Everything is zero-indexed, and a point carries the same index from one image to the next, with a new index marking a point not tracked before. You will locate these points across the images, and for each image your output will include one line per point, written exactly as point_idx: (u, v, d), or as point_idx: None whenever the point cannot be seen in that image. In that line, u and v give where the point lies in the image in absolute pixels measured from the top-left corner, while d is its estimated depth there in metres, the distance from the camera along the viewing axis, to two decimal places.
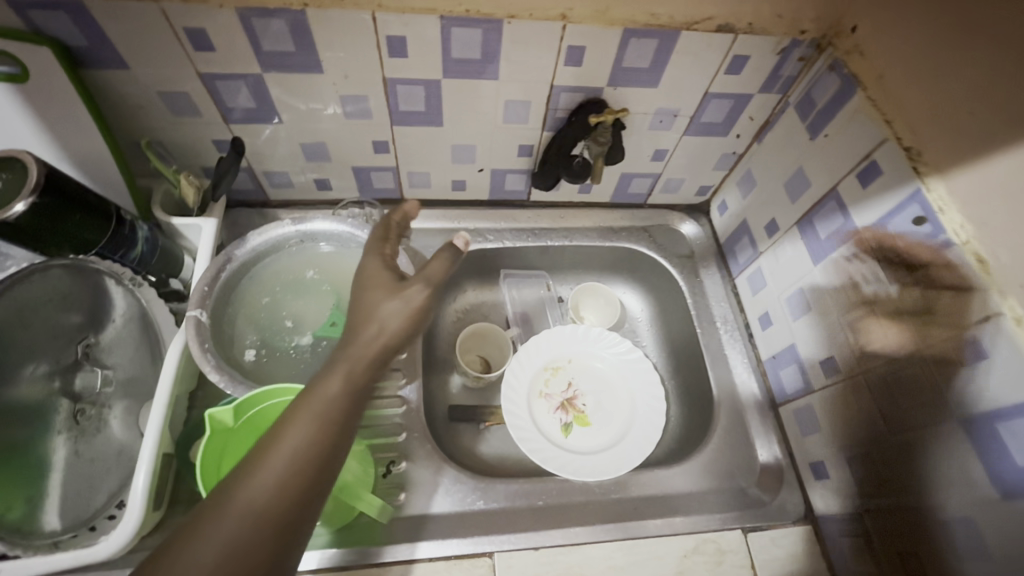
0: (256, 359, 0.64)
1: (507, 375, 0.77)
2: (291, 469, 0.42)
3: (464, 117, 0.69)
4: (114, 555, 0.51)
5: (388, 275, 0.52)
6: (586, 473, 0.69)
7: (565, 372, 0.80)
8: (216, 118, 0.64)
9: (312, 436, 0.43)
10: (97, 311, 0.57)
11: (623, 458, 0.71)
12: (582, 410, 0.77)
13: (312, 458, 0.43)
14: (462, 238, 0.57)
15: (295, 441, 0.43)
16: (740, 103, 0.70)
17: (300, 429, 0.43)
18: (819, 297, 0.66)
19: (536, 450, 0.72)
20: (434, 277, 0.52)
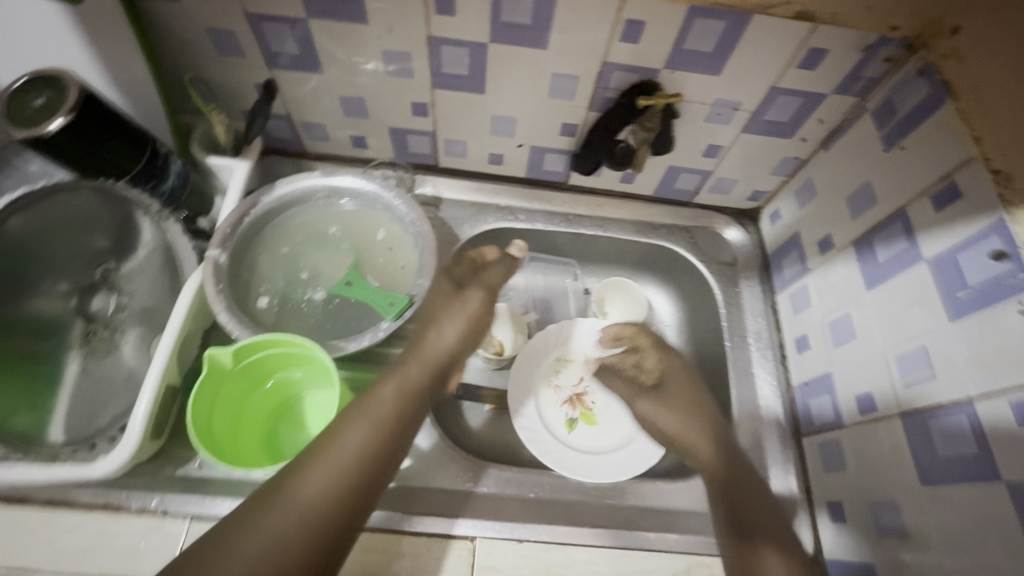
0: (269, 306, 0.64)
1: (519, 360, 0.77)
2: (341, 468, 0.54)
3: (509, 87, 0.65)
4: (110, 476, 0.51)
5: (451, 287, 0.76)
6: (583, 472, 0.68)
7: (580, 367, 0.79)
8: (260, 61, 0.64)
9: (362, 442, 0.56)
10: (124, 239, 0.59)
11: (625, 467, 0.70)
12: (590, 407, 0.77)
13: (356, 466, 0.55)
14: (517, 248, 0.76)
15: (347, 446, 0.55)
16: (810, 103, 0.64)
17: (352, 436, 0.56)
18: (865, 325, 0.60)
19: (535, 441, 0.72)
20: (491, 283, 0.75)
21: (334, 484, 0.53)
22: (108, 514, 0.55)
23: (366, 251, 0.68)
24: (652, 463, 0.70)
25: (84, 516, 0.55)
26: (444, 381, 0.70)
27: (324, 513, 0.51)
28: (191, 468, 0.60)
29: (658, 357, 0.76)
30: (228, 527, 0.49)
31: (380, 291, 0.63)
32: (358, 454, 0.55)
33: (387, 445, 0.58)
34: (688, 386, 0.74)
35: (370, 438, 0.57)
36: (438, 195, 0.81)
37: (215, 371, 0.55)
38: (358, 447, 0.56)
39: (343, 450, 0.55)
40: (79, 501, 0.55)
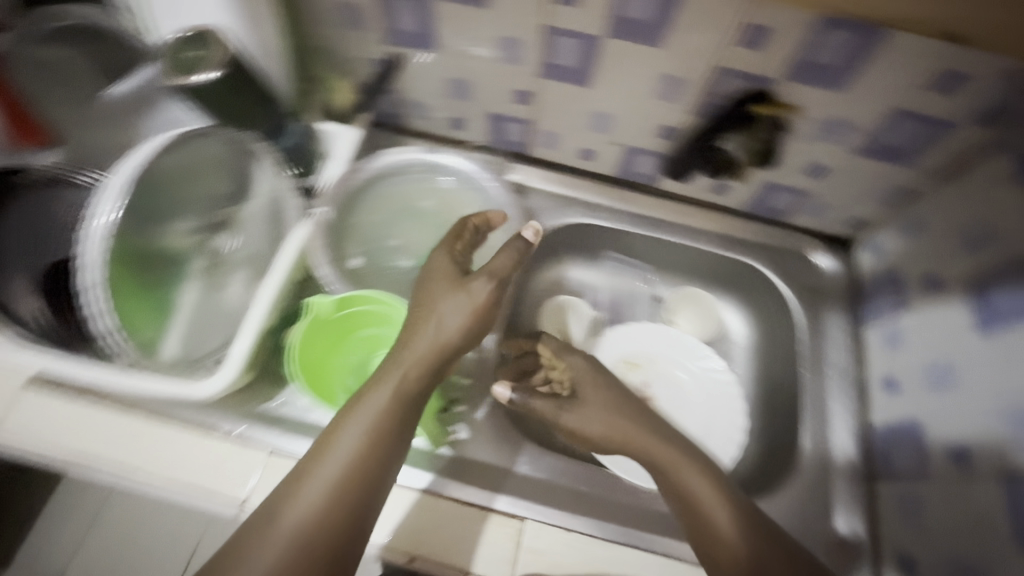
0: (359, 267, 0.68)
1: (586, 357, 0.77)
2: (336, 477, 0.50)
3: (615, 82, 0.66)
4: (208, 398, 0.55)
5: (454, 271, 0.59)
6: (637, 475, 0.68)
7: (643, 370, 0.78)
8: (381, 37, 0.67)
9: (359, 446, 0.51)
10: (244, 186, 0.64)
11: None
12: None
13: (352, 474, 0.50)
14: (532, 230, 0.61)
15: (343, 451, 0.51)
16: (936, 132, 0.60)
17: (348, 441, 0.52)
18: (969, 374, 0.56)
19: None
20: (498, 271, 0.59)
21: (329, 498, 0.49)
22: (200, 433, 0.60)
23: (454, 228, 0.71)
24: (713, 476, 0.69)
25: (179, 432, 0.60)
26: (445, 371, 0.58)
27: (322, 527, 0.48)
28: (272, 405, 0.65)
29: (577, 357, 0.69)
30: (230, 547, 0.48)
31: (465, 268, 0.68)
32: (355, 462, 0.51)
33: (384, 451, 0.52)
34: (593, 376, 0.67)
35: (368, 441, 0.52)
36: (524, 183, 0.82)
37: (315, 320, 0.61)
38: (352, 456, 0.51)
39: (338, 458, 0.51)
40: (178, 418, 0.61)
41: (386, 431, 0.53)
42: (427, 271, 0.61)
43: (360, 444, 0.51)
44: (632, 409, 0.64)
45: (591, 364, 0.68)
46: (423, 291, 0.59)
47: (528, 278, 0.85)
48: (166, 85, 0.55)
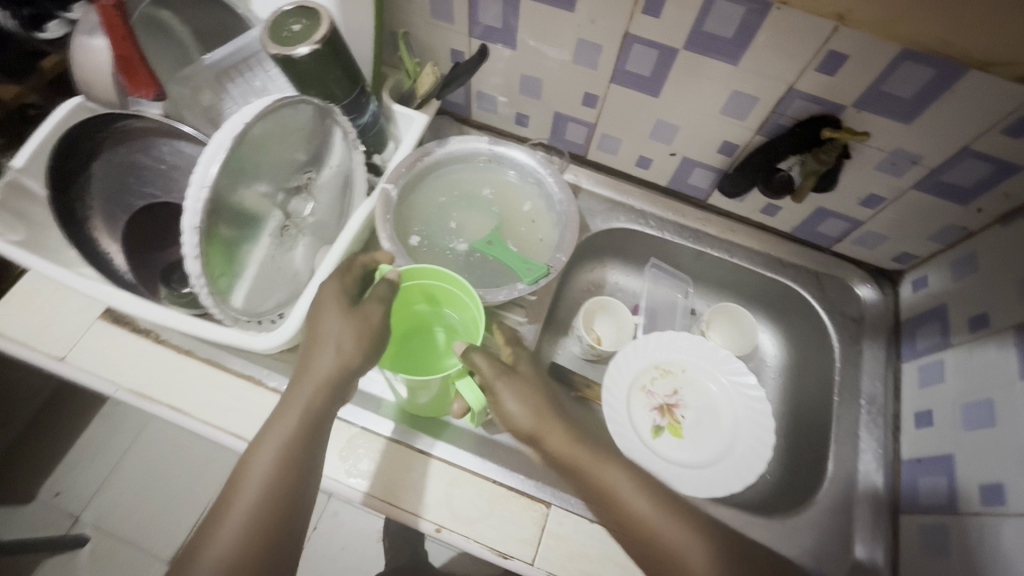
0: (417, 246, 0.70)
1: (618, 356, 0.77)
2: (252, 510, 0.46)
3: (684, 94, 0.67)
4: (264, 351, 0.60)
5: (342, 296, 0.56)
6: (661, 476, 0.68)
7: (674, 378, 0.78)
8: (463, 29, 0.70)
9: (270, 480, 0.48)
10: (322, 153, 0.65)
11: (706, 488, 0.68)
12: (678, 420, 0.75)
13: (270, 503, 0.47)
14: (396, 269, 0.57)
15: (254, 489, 0.47)
16: (1001, 173, 0.60)
17: (257, 476, 0.48)
18: (1010, 415, 0.56)
19: (622, 437, 0.72)
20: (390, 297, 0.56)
21: (237, 547, 0.45)
22: (252, 384, 0.64)
23: (511, 218, 0.73)
24: (733, 490, 0.68)
25: (233, 379, 0.64)
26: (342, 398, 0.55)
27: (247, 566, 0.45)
28: None
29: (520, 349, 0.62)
30: None
31: (520, 257, 0.67)
32: (265, 502, 0.47)
33: (292, 483, 0.48)
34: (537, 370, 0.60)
35: (280, 467, 0.48)
36: (577, 183, 0.85)
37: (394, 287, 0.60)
38: (262, 493, 0.47)
39: (248, 498, 0.47)
40: (232, 367, 0.65)
41: (293, 463, 0.49)
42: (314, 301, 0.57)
43: (268, 478, 0.48)
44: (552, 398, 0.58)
45: (530, 357, 0.61)
46: (313, 317, 0.56)
47: (570, 275, 0.87)
48: (264, 52, 0.59)
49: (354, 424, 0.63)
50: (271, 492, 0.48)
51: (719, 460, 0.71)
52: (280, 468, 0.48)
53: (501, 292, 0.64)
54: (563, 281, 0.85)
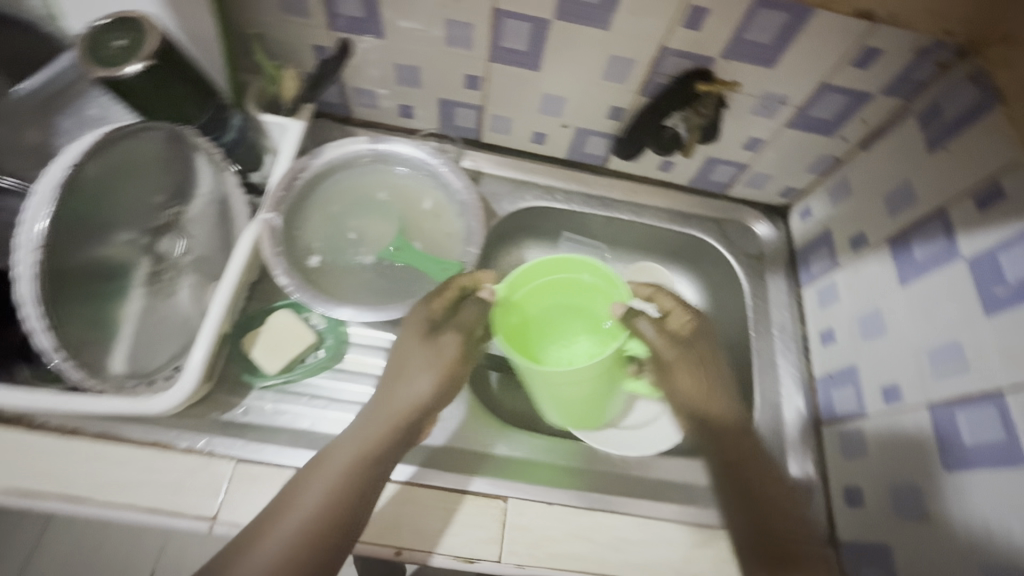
0: (319, 266, 0.64)
1: None
2: (299, 538, 0.48)
3: (564, 65, 0.67)
4: (164, 413, 0.53)
5: (421, 329, 0.57)
6: (610, 444, 0.70)
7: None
8: (322, 23, 0.65)
9: (318, 512, 0.49)
10: (187, 185, 0.60)
11: (650, 441, 0.71)
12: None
13: (314, 533, 0.48)
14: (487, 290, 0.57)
15: (301, 516, 0.49)
16: (855, 102, 0.66)
17: (308, 503, 0.49)
18: (897, 319, 0.62)
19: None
20: (463, 326, 0.57)
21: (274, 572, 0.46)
22: (159, 450, 0.57)
23: (413, 220, 0.69)
24: (676, 440, 0.71)
25: (134, 450, 0.57)
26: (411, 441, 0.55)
27: None
28: (236, 415, 0.62)
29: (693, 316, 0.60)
30: None
31: (430, 256, 0.64)
32: (311, 529, 0.48)
33: (341, 521, 0.49)
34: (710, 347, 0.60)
35: (331, 499, 0.49)
36: (478, 169, 0.82)
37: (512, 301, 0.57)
38: (309, 520, 0.48)
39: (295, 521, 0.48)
40: (130, 438, 0.57)
41: (345, 498, 0.50)
42: (403, 329, 0.58)
43: (320, 508, 0.49)
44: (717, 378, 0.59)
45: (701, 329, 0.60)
46: (396, 355, 0.57)
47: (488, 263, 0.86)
48: (88, 77, 0.51)
49: (285, 467, 0.58)
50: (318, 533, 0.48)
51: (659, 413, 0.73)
52: (334, 500, 0.49)
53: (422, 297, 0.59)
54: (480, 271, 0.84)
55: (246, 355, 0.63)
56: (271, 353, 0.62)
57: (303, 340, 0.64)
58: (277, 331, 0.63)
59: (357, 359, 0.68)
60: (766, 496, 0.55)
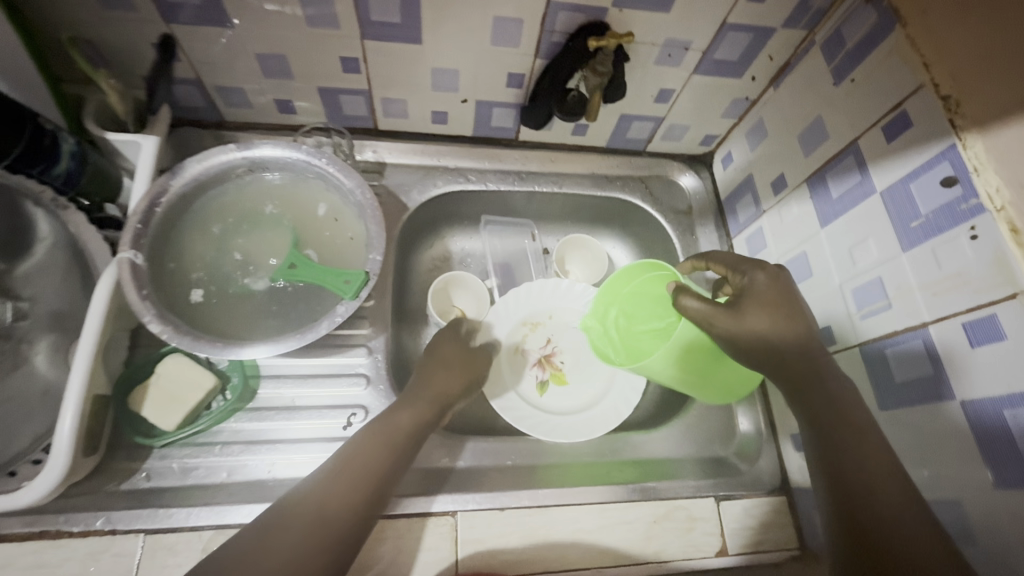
0: (205, 300, 0.56)
1: (484, 329, 0.74)
2: (366, 474, 0.47)
3: (447, 34, 0.60)
4: (38, 501, 0.47)
5: (460, 347, 0.65)
6: (559, 436, 0.67)
7: (543, 329, 0.77)
8: (153, 16, 0.55)
9: (380, 457, 0.49)
10: (19, 234, 0.50)
11: (599, 422, 0.69)
12: (560, 367, 0.75)
13: (379, 473, 0.48)
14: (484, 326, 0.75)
15: (368, 455, 0.48)
16: (760, 39, 0.62)
17: (372, 449, 0.49)
18: (822, 261, 0.60)
19: (509, 409, 0.69)
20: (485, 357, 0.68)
21: (346, 498, 0.45)
22: (47, 541, 0.50)
23: (309, 231, 0.62)
24: (625, 416, 0.70)
25: (17, 547, 0.49)
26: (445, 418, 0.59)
27: (348, 519, 0.44)
28: (138, 481, 0.55)
29: (761, 269, 0.55)
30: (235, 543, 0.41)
31: (330, 269, 0.56)
32: (376, 470, 0.48)
33: (405, 458, 0.51)
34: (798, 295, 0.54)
35: (391, 450, 0.50)
36: (380, 160, 0.75)
37: (604, 334, 0.71)
38: (375, 460, 0.48)
39: (361, 459, 0.48)
40: (9, 533, 0.50)
41: (401, 451, 0.51)
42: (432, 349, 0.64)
43: (381, 454, 0.49)
44: (809, 327, 0.52)
45: (778, 280, 0.54)
46: (431, 361, 0.61)
47: (409, 259, 0.79)
48: None
49: (204, 530, 0.52)
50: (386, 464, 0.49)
51: (604, 393, 0.73)
52: (393, 449, 0.50)
53: (324, 323, 0.54)
54: (401, 270, 0.77)
55: (137, 414, 0.55)
56: (165, 408, 0.55)
57: (201, 386, 0.56)
58: (170, 382, 0.56)
59: (270, 394, 0.61)
60: (850, 470, 0.46)
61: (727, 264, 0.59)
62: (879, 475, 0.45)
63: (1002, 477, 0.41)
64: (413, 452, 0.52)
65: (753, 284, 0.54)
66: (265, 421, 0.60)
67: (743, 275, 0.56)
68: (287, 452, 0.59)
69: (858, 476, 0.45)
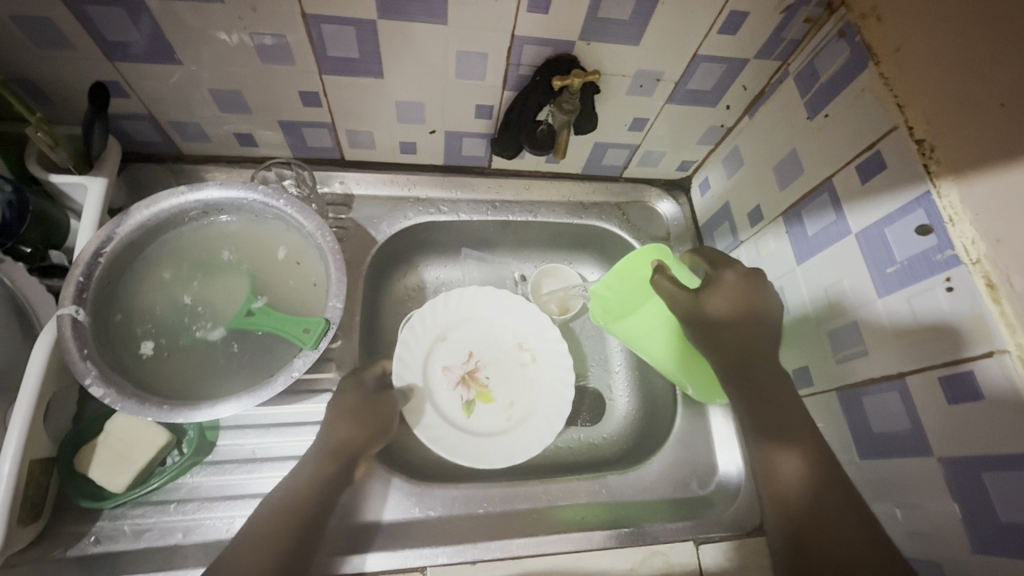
0: (155, 356, 0.53)
1: (398, 345, 0.68)
2: (261, 539, 0.46)
3: (408, 67, 0.57)
4: None
5: (358, 397, 0.58)
6: (497, 460, 0.63)
7: (465, 343, 0.71)
8: (95, 53, 0.52)
9: (274, 520, 0.47)
10: None
11: (533, 439, 0.65)
12: (485, 384, 0.69)
13: (277, 536, 0.46)
14: None
15: (261, 521, 0.47)
16: (734, 69, 0.60)
17: (264, 514, 0.48)
18: (798, 300, 0.59)
19: (431, 430, 0.64)
20: (388, 408, 0.59)
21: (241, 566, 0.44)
22: None
23: (269, 277, 0.58)
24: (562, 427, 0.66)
25: None
26: (359, 467, 0.56)
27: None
28: (87, 546, 0.52)
29: (732, 268, 0.57)
30: None
31: (288, 317, 0.54)
32: (271, 534, 0.46)
33: (311, 525, 0.48)
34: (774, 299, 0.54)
35: (285, 511, 0.48)
36: (348, 192, 0.73)
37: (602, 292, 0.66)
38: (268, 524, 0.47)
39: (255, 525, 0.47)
40: None
41: (299, 510, 0.48)
42: (333, 404, 0.57)
43: (275, 518, 0.47)
44: (774, 336, 0.53)
45: (747, 277, 0.55)
46: (329, 416, 0.56)
47: (380, 292, 0.77)
48: None
49: None
50: (284, 541, 0.46)
51: (534, 410, 0.68)
52: (289, 508, 0.48)
53: (281, 378, 0.51)
54: (371, 307, 0.74)
55: (82, 474, 0.52)
56: (113, 468, 0.52)
57: (153, 443, 0.54)
58: (119, 440, 0.53)
59: (230, 445, 0.59)
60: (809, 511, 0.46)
61: (708, 257, 0.60)
62: (829, 506, 0.45)
63: (980, 539, 0.41)
64: (322, 516, 0.50)
65: (720, 275, 0.56)
66: (224, 475, 0.57)
67: (713, 270, 0.58)
68: (246, 507, 0.56)
69: (799, 502, 0.46)
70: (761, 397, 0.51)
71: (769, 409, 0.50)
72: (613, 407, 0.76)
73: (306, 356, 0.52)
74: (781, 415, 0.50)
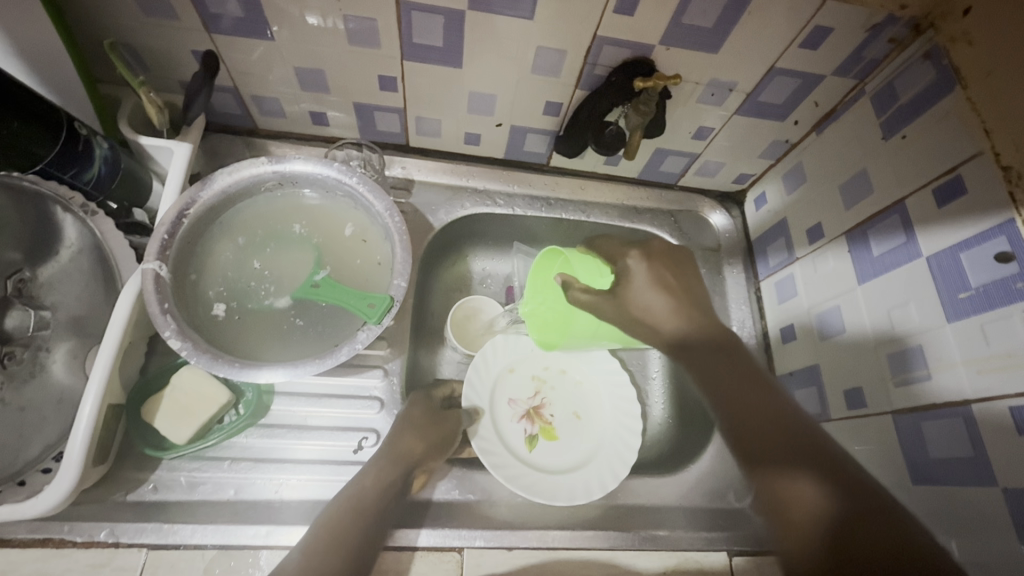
0: (226, 318, 0.56)
1: (469, 374, 0.70)
2: (330, 535, 0.46)
3: (487, 60, 0.59)
4: (46, 512, 0.47)
5: (424, 413, 0.60)
6: (577, 495, 0.63)
7: (533, 377, 0.73)
8: (196, 25, 0.54)
9: (341, 518, 0.48)
10: (46, 242, 0.51)
11: (595, 480, 0.65)
12: (549, 421, 0.70)
13: (345, 532, 0.47)
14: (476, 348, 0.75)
15: (329, 517, 0.48)
16: (808, 85, 0.60)
17: (332, 512, 0.49)
18: (856, 320, 0.58)
19: (499, 467, 0.64)
20: (451, 427, 0.62)
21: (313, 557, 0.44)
22: (49, 550, 0.49)
23: (335, 251, 0.60)
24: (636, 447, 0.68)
25: (20, 554, 0.48)
26: (417, 478, 0.57)
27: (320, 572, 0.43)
28: (145, 493, 0.55)
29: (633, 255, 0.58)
30: None
31: (354, 291, 0.55)
32: (341, 531, 0.47)
33: (377, 529, 0.49)
34: (689, 275, 0.57)
35: (353, 512, 0.49)
36: (408, 177, 0.75)
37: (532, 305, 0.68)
38: (337, 520, 0.48)
39: (324, 521, 0.48)
40: (14, 538, 0.49)
41: (366, 510, 0.49)
42: (398, 421, 0.59)
43: (342, 515, 0.48)
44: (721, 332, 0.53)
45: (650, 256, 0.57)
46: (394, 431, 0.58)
47: (430, 279, 0.78)
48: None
49: (207, 548, 0.51)
50: (352, 540, 0.47)
51: (603, 443, 0.69)
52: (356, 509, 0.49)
53: (345, 349, 0.52)
54: (421, 292, 0.76)
55: (148, 423, 0.55)
56: (176, 420, 0.54)
57: (214, 401, 0.55)
58: (183, 394, 0.55)
59: (282, 411, 0.61)
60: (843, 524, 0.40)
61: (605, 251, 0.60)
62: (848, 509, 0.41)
63: None
64: (385, 521, 0.50)
65: (628, 269, 0.56)
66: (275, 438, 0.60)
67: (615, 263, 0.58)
68: (294, 471, 0.58)
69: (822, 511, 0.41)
70: (753, 418, 0.47)
71: (755, 426, 0.46)
72: (649, 415, 0.76)
73: (369, 330, 0.53)
74: (778, 441, 0.45)
